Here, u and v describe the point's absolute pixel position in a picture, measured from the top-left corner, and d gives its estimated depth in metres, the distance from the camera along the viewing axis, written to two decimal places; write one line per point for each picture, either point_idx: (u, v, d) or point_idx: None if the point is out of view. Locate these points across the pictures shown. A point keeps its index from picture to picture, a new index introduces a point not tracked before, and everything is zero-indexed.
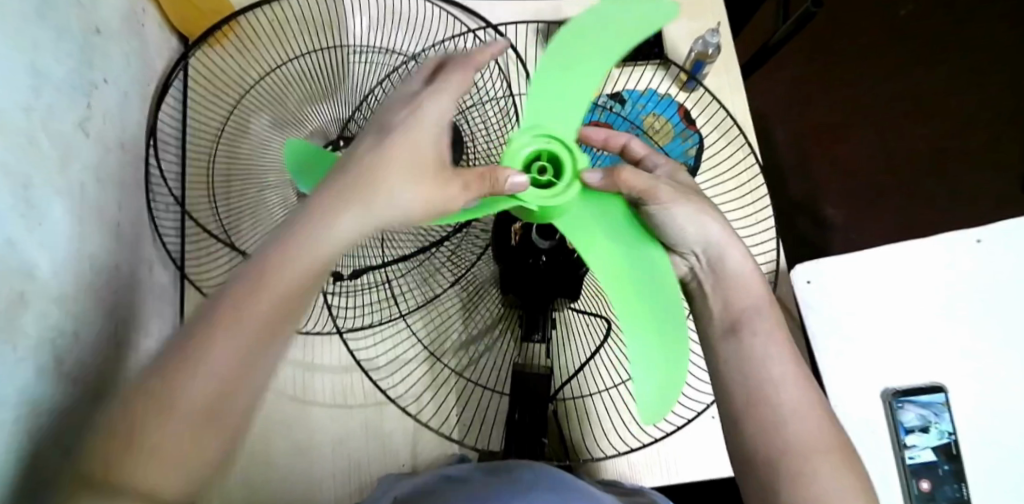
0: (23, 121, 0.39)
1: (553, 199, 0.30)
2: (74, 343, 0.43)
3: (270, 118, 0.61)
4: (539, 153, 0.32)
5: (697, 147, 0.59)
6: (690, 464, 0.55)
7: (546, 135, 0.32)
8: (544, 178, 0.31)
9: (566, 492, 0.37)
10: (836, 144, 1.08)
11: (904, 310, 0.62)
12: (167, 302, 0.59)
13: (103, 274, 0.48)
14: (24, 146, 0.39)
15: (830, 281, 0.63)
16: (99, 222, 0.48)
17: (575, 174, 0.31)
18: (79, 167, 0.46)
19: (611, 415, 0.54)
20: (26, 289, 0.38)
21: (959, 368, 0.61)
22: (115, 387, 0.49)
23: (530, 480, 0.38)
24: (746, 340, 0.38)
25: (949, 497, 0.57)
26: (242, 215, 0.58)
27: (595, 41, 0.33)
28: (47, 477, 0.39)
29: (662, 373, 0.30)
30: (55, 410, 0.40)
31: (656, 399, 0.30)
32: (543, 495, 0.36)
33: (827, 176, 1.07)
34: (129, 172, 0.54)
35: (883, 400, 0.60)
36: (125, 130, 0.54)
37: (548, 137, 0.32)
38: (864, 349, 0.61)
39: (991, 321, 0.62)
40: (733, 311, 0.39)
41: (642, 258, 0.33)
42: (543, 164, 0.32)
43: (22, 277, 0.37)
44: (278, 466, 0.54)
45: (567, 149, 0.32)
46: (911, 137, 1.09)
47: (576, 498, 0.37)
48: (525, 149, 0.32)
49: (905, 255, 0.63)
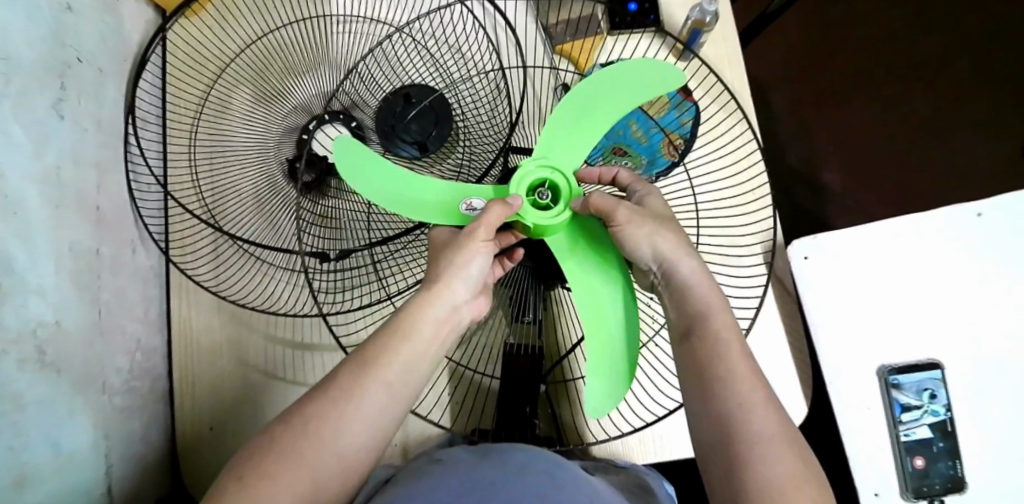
0: None
1: (550, 220, 0.39)
2: (56, 332, 0.42)
3: (251, 94, 0.58)
4: (542, 181, 0.40)
5: (694, 117, 0.56)
6: (682, 445, 0.55)
7: (549, 166, 0.40)
8: (543, 202, 0.39)
9: (562, 474, 0.37)
10: (837, 114, 1.06)
11: (901, 288, 0.61)
12: (153, 285, 0.58)
13: (85, 260, 0.47)
14: None
15: (828, 258, 0.61)
16: (78, 205, 0.47)
17: (569, 200, 0.40)
18: (54, 151, 0.44)
19: None
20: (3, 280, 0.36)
21: (957, 344, 0.60)
22: (103, 375, 0.48)
23: (522, 463, 0.37)
24: (728, 330, 0.37)
25: (944, 474, 0.57)
26: (224, 195, 0.56)
27: (620, 94, 0.41)
28: (36, 468, 0.39)
29: (610, 380, 0.39)
30: (41, 401, 0.40)
31: (605, 398, 0.39)
32: (538, 476, 0.36)
33: (826, 147, 1.05)
34: (108, 153, 0.52)
35: (879, 378, 0.60)
36: (101, 109, 0.52)
37: (551, 169, 0.40)
38: (861, 327, 0.61)
39: (991, 296, 0.61)
40: (717, 299, 0.39)
41: (603, 282, 0.41)
42: (545, 190, 0.40)
43: None
44: None
45: (564, 179, 0.40)
46: (913, 106, 1.06)
47: (573, 480, 0.37)
48: (531, 177, 0.40)
49: (906, 232, 0.62)
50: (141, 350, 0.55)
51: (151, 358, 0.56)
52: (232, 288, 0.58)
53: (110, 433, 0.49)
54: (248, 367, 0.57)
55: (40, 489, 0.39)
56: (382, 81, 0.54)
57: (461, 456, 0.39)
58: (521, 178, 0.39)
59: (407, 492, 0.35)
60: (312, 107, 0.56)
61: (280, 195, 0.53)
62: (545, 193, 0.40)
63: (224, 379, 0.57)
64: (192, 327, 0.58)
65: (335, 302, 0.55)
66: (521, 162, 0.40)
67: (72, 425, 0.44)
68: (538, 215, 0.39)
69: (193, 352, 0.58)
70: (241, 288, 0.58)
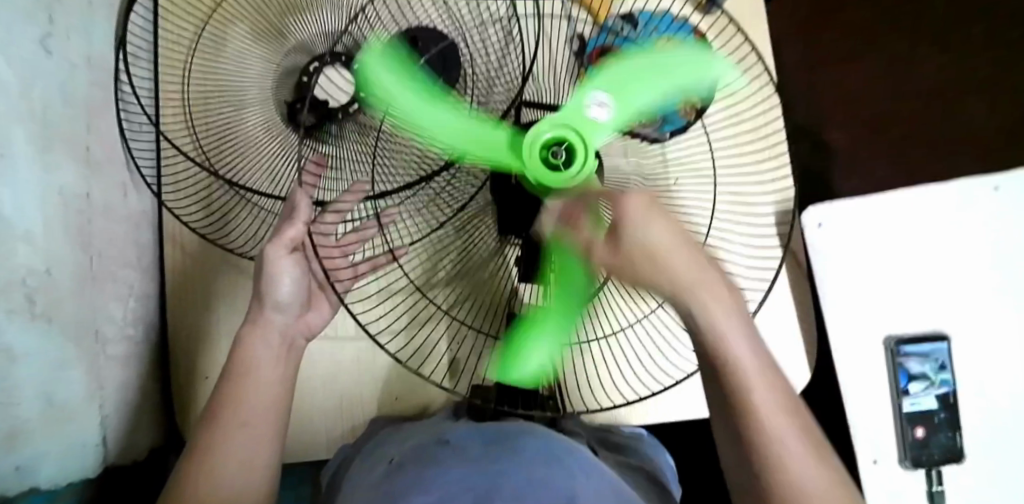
0: None
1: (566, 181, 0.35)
2: (48, 282, 0.40)
3: (248, 30, 0.54)
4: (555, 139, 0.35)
5: None
6: (682, 408, 0.58)
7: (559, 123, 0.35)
8: (559, 161, 0.35)
9: (572, 466, 0.35)
10: (848, 75, 1.02)
11: (909, 257, 0.60)
12: (145, 230, 0.56)
13: (76, 206, 0.45)
14: None
15: (841, 226, 0.60)
16: (69, 147, 0.45)
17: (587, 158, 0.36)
18: (43, 88, 0.41)
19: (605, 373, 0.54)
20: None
21: (963, 316, 0.60)
22: (96, 324, 0.47)
23: (532, 452, 0.36)
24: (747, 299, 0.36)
25: (942, 445, 0.57)
26: (221, 138, 0.53)
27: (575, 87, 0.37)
28: (28, 421, 0.38)
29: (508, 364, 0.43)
30: (34, 351, 0.39)
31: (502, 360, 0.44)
32: (547, 465, 0.34)
33: (835, 108, 1.02)
34: (97, 92, 0.50)
35: (885, 347, 0.59)
36: (90, 45, 0.49)
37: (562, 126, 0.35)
38: (868, 299, 0.60)
39: (1001, 268, 0.60)
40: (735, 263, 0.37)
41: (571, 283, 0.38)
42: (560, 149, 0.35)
43: None
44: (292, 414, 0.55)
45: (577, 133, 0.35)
46: (928, 67, 1.02)
47: (583, 471, 0.35)
48: (542, 138, 0.35)
49: (921, 202, 0.60)
50: (135, 296, 0.54)
51: (143, 304, 0.55)
52: (231, 235, 0.57)
53: (104, 386, 0.48)
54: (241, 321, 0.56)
55: (31, 442, 0.39)
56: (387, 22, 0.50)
57: (472, 438, 0.40)
58: (532, 140, 0.35)
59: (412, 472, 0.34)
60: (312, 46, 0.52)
61: (275, 138, 0.51)
62: (559, 153, 0.35)
63: (220, 331, 0.56)
64: (188, 274, 0.57)
65: (341, 262, 0.49)
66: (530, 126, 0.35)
67: (66, 375, 0.43)
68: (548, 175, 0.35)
69: (188, 299, 0.56)
70: (240, 236, 0.57)
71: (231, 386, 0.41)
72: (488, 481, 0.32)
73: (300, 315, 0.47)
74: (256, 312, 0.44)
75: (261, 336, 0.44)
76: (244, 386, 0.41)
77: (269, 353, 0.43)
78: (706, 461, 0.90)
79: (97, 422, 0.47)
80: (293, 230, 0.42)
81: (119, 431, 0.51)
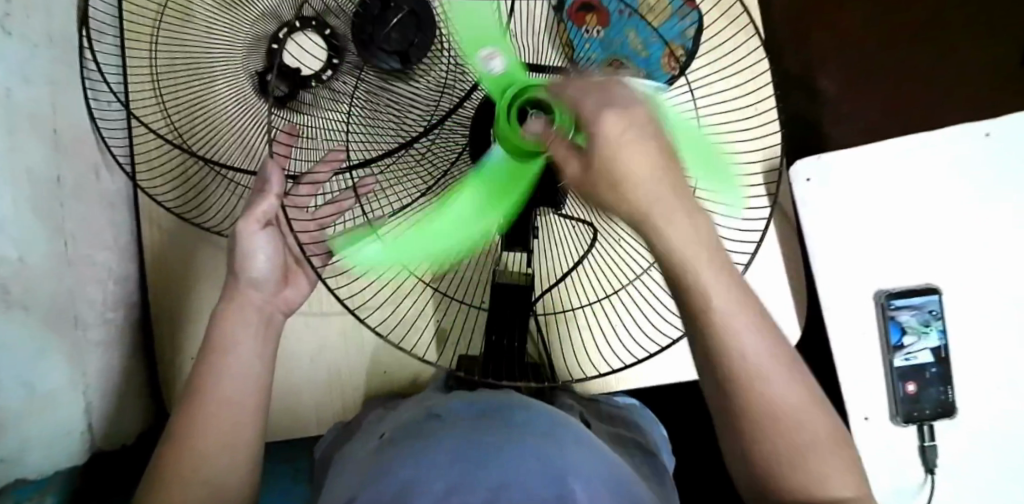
0: None
1: (541, 151, 0.33)
2: (20, 267, 0.39)
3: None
4: (526, 104, 0.32)
5: (697, 27, 0.51)
6: (675, 372, 0.57)
7: (527, 83, 0.32)
8: (531, 129, 0.32)
9: (558, 434, 0.35)
10: (842, 26, 0.98)
11: (902, 212, 0.59)
12: (121, 212, 0.55)
13: (45, 190, 0.44)
14: None
15: (832, 182, 0.59)
16: (35, 130, 0.43)
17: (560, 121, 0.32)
18: (2, 67, 0.40)
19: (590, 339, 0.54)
20: None
21: (956, 269, 0.59)
22: (74, 309, 0.46)
23: (520, 425, 0.36)
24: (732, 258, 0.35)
25: (936, 399, 0.57)
26: (192, 114, 0.52)
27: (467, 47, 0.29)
28: (7, 409, 0.38)
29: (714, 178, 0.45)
30: (9, 338, 0.38)
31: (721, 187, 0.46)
32: (534, 436, 0.34)
33: (829, 60, 0.98)
34: (61, 72, 0.48)
35: (875, 302, 0.59)
36: (50, 22, 0.47)
37: (531, 86, 0.31)
38: (861, 256, 0.59)
39: (993, 219, 0.59)
40: None
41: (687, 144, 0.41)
42: (531, 112, 0.32)
43: None
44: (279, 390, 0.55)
45: (546, 90, 0.31)
46: (925, 13, 0.98)
47: (569, 437, 0.35)
48: (510, 105, 0.32)
49: (914, 155, 0.59)
50: (113, 280, 0.53)
51: (123, 288, 0.54)
52: (208, 213, 0.56)
53: (88, 371, 0.48)
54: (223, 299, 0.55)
55: (13, 429, 0.38)
56: None
57: (460, 411, 0.39)
58: (500, 110, 0.32)
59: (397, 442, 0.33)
60: (279, 13, 0.50)
61: (247, 109, 0.49)
62: (534, 118, 0.32)
63: (203, 311, 0.55)
64: (167, 256, 0.56)
65: None
66: (495, 88, 0.32)
67: (46, 364, 0.42)
68: (529, 148, 0.32)
69: (169, 281, 0.55)
70: (218, 215, 0.55)
71: (210, 364, 0.41)
72: (475, 448, 0.32)
73: (279, 291, 0.46)
74: (232, 289, 0.43)
75: (239, 313, 0.43)
76: (224, 364, 0.41)
77: (249, 330, 0.43)
78: (700, 424, 0.91)
79: (81, 408, 0.47)
80: (265, 204, 0.41)
81: (105, 415, 0.51)
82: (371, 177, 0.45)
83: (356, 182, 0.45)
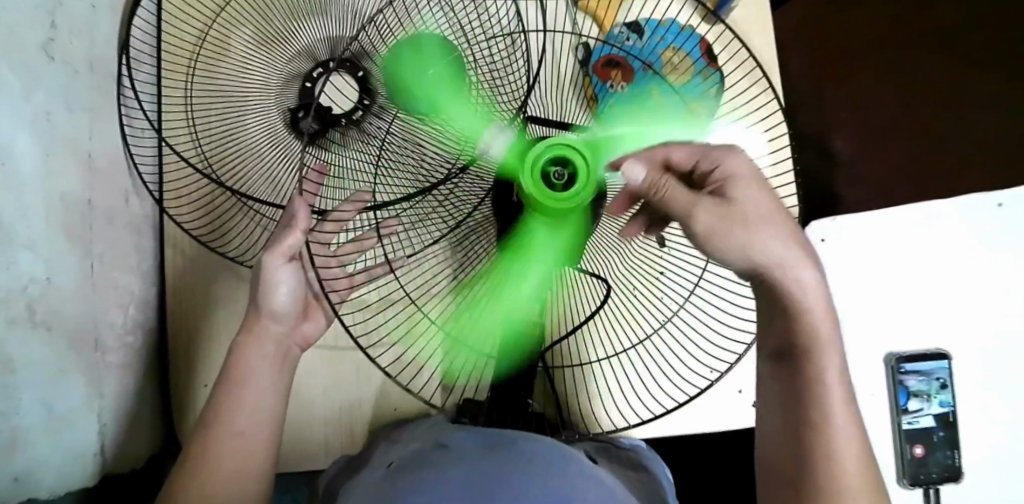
0: None
1: (564, 204, 0.35)
2: (47, 289, 0.40)
3: (253, 35, 0.54)
4: (552, 160, 0.35)
5: (718, 87, 0.54)
6: (683, 424, 0.57)
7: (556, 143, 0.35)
8: (560, 183, 0.35)
9: (566, 464, 0.35)
10: (861, 79, 0.99)
11: (912, 274, 0.60)
12: (146, 236, 0.56)
13: (76, 212, 0.45)
14: None
15: (845, 243, 0.60)
16: (70, 153, 0.45)
17: (587, 180, 0.35)
18: (43, 94, 0.41)
19: (606, 392, 0.54)
20: None
21: (966, 334, 0.60)
22: (96, 331, 0.47)
23: (531, 453, 0.35)
24: None
25: (942, 464, 0.58)
26: (223, 143, 0.54)
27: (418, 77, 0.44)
28: (27, 430, 0.38)
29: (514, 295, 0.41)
30: (34, 359, 0.39)
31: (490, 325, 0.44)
32: (544, 468, 0.33)
33: (846, 112, 0.98)
34: (100, 97, 0.50)
35: (886, 365, 0.60)
36: (93, 49, 0.49)
37: (559, 146, 0.35)
38: (871, 316, 0.60)
39: (1004, 287, 0.60)
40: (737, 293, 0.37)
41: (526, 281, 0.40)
42: (558, 170, 0.35)
43: None
44: (290, 421, 0.55)
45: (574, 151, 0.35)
46: (945, 71, 0.99)
47: (577, 469, 0.35)
48: (540, 160, 0.35)
49: (925, 221, 0.60)
50: (134, 303, 0.54)
51: (142, 309, 0.55)
52: (231, 242, 0.57)
53: (104, 392, 0.49)
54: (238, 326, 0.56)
55: (31, 450, 0.39)
56: (393, 28, 0.48)
57: (467, 442, 0.38)
58: (532, 161, 0.35)
59: (408, 482, 0.33)
60: (316, 52, 0.52)
61: (280, 147, 0.52)
62: (561, 174, 0.35)
63: (222, 338, 0.56)
64: (188, 281, 0.57)
65: (337, 271, 0.49)
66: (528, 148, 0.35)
67: (65, 385, 0.43)
68: (550, 199, 0.35)
69: (190, 303, 0.57)
70: (240, 244, 0.57)
71: (228, 397, 0.41)
72: (484, 481, 0.31)
73: (297, 325, 0.47)
74: (252, 321, 0.44)
75: (259, 346, 0.43)
76: (242, 399, 0.41)
77: (267, 363, 0.43)
78: (707, 473, 0.90)
79: (96, 429, 0.48)
80: (290, 239, 0.42)
81: (117, 437, 0.51)
82: (393, 221, 0.45)
83: (379, 225, 0.44)
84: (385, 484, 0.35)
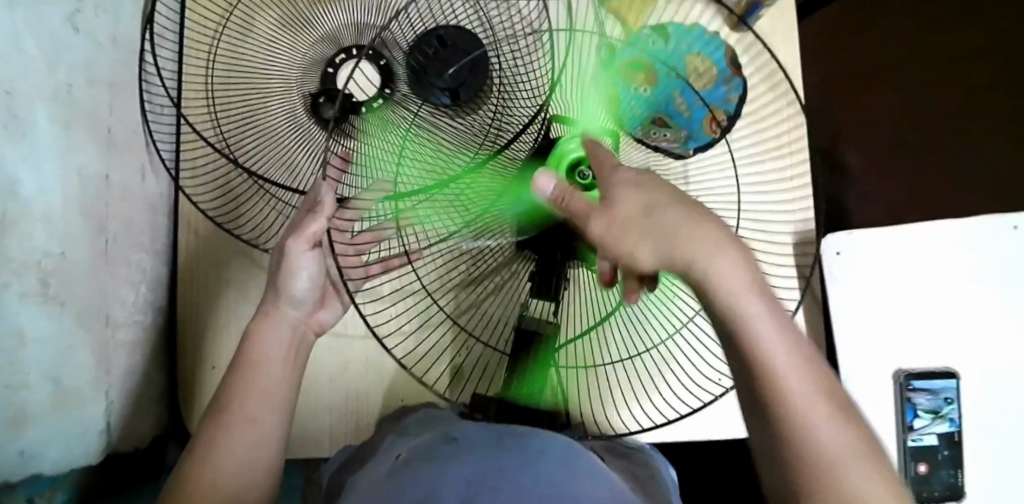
0: (19, 18, 0.34)
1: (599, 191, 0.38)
2: (61, 264, 0.40)
3: (277, 17, 0.54)
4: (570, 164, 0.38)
5: (740, 95, 0.53)
6: (690, 432, 0.57)
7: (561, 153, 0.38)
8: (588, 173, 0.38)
9: (579, 465, 0.35)
10: (877, 95, 0.99)
11: (922, 294, 0.60)
12: (160, 215, 0.56)
13: (93, 187, 0.44)
14: (11, 51, 0.34)
15: (859, 258, 0.60)
16: (90, 126, 0.44)
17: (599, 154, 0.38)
18: (67, 66, 0.41)
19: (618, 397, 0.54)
20: (15, 210, 0.34)
21: (973, 356, 0.60)
22: (106, 309, 0.47)
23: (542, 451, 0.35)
24: None
25: (943, 482, 0.59)
26: (242, 127, 0.53)
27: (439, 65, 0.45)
28: (37, 404, 0.38)
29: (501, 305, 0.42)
30: (45, 334, 0.38)
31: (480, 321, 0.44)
32: (556, 466, 0.33)
33: (860, 127, 0.98)
34: (122, 72, 0.49)
35: (894, 382, 0.60)
36: (117, 23, 0.49)
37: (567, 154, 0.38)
38: (880, 332, 0.60)
39: (1014, 310, 0.60)
40: None
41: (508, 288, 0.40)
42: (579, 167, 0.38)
43: (8, 198, 0.33)
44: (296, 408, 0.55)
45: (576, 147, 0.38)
46: (962, 91, 0.99)
47: (589, 471, 0.35)
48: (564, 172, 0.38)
49: (938, 242, 0.60)
50: (145, 282, 0.53)
51: (153, 288, 0.55)
52: (244, 225, 0.57)
53: (111, 369, 0.49)
54: (249, 310, 0.56)
55: (40, 425, 0.39)
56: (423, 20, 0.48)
57: (477, 436, 0.38)
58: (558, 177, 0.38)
59: (420, 474, 0.33)
60: (340, 38, 0.52)
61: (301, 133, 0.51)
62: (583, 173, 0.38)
63: (231, 321, 0.56)
64: (199, 264, 0.57)
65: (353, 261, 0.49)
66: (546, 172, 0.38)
67: (73, 361, 0.42)
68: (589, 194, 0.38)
69: (202, 286, 0.57)
70: (254, 227, 0.57)
71: (238, 382, 0.41)
72: (495, 478, 0.31)
73: (312, 314, 0.47)
74: (267, 307, 0.44)
75: (272, 331, 0.43)
76: (254, 384, 0.41)
77: (279, 349, 0.43)
78: (707, 481, 0.90)
79: (101, 408, 0.47)
80: (314, 225, 0.42)
81: (122, 415, 0.51)
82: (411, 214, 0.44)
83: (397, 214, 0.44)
84: (395, 475, 0.35)
